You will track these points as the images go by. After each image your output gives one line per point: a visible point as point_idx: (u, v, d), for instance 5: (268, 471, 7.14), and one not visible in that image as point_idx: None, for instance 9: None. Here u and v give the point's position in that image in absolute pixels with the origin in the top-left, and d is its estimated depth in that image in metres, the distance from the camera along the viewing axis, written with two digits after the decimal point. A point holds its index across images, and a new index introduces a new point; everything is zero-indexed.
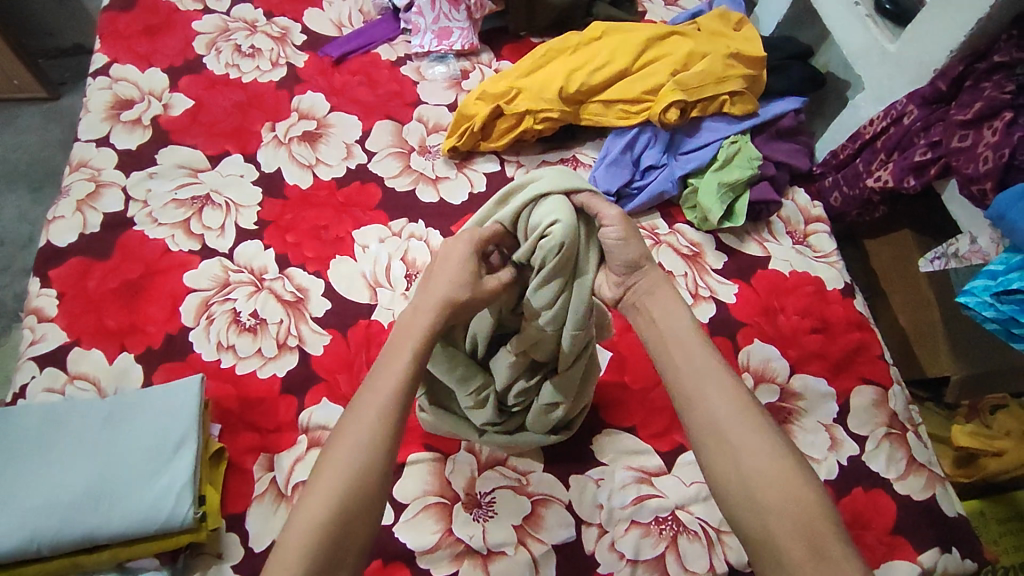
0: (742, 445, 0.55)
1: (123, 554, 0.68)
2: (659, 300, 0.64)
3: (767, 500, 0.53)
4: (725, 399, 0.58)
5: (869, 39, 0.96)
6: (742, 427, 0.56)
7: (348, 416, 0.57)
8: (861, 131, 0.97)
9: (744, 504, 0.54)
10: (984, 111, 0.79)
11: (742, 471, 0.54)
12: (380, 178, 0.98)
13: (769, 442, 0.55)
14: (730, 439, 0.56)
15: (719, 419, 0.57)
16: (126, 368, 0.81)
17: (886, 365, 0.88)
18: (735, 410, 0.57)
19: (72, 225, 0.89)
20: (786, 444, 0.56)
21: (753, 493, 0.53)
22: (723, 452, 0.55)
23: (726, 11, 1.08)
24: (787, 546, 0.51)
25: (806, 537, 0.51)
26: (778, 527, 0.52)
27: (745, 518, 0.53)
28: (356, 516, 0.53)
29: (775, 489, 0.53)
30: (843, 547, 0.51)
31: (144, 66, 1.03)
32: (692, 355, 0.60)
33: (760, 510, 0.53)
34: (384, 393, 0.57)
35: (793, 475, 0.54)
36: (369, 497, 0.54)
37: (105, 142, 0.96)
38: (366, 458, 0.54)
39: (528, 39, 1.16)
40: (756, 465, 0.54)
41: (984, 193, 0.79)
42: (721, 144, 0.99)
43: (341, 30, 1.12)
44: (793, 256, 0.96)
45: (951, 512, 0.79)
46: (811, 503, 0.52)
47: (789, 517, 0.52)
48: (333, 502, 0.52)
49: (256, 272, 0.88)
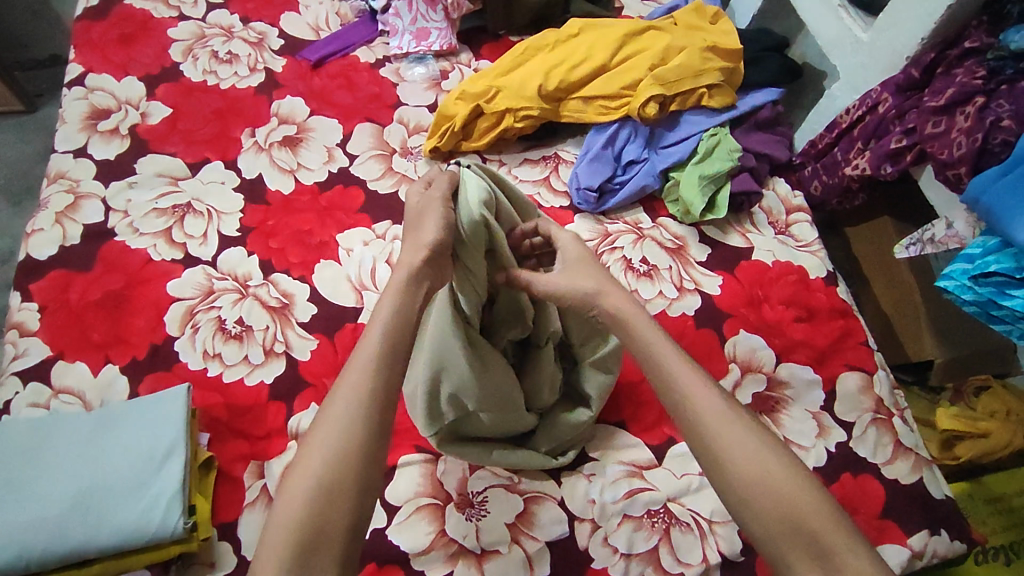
0: (732, 460, 0.54)
1: (113, 567, 0.68)
2: (624, 321, 0.63)
3: (766, 511, 0.52)
4: (708, 412, 0.56)
5: (843, 29, 0.97)
6: (729, 440, 0.55)
7: (325, 404, 0.55)
8: (839, 120, 0.98)
9: (749, 521, 0.53)
10: (956, 96, 0.80)
11: (738, 486, 0.53)
12: (362, 181, 0.98)
13: (759, 450, 0.54)
14: (719, 449, 0.55)
15: (707, 428, 0.56)
16: (111, 380, 0.80)
17: (870, 351, 0.89)
18: (720, 423, 0.55)
19: (52, 237, 0.88)
20: (776, 445, 0.55)
21: (754, 508, 0.52)
22: (716, 470, 0.55)
23: (702, 5, 1.09)
24: (790, 548, 0.51)
25: (811, 542, 0.51)
26: (783, 537, 0.51)
27: (752, 533, 0.53)
28: (330, 513, 0.50)
29: (773, 499, 0.52)
30: (846, 542, 0.51)
31: (120, 75, 1.03)
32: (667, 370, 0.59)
33: (764, 524, 0.52)
34: (360, 377, 0.55)
35: (790, 477, 0.53)
36: (345, 486, 0.51)
37: (83, 153, 0.95)
38: (342, 445, 0.52)
39: (507, 37, 1.16)
40: (750, 478, 0.53)
41: (958, 178, 0.80)
42: (700, 137, 0.99)
43: (319, 34, 1.12)
44: (776, 246, 0.97)
45: (938, 494, 0.80)
46: (810, 505, 0.52)
47: (792, 526, 0.51)
48: (305, 494, 0.50)
49: (240, 279, 0.88)
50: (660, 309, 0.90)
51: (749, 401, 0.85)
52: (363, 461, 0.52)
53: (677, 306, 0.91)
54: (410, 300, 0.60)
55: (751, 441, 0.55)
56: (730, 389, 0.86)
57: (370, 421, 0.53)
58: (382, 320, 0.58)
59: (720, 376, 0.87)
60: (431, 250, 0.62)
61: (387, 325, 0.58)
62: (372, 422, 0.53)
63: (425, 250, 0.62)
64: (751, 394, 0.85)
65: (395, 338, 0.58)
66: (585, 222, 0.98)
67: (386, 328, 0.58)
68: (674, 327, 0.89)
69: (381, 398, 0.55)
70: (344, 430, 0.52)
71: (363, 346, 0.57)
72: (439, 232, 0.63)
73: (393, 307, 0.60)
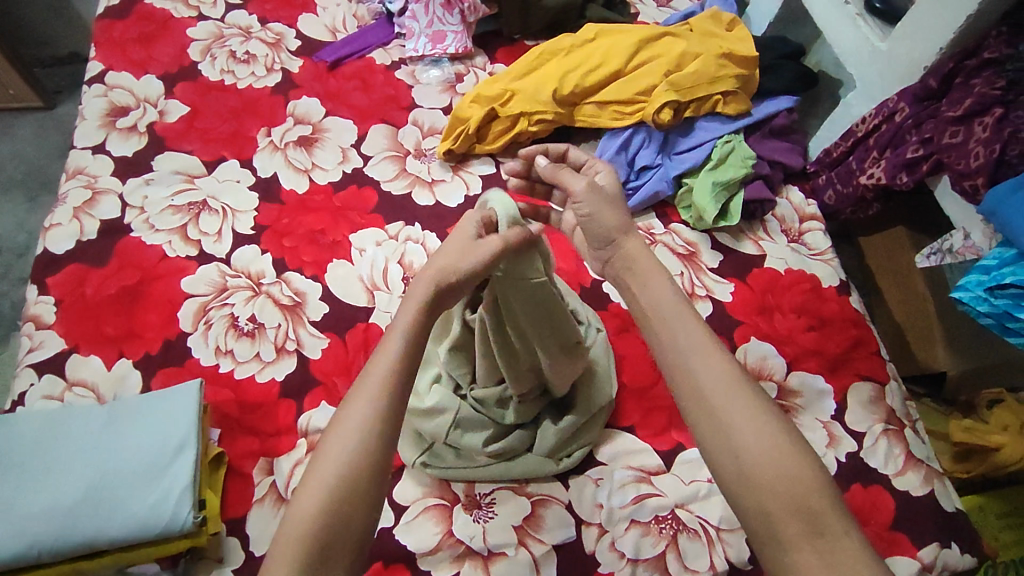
0: (731, 422, 0.52)
1: (124, 559, 0.68)
2: (638, 274, 0.64)
3: (760, 477, 0.49)
4: (712, 375, 0.54)
5: (860, 38, 0.97)
6: (729, 401, 0.53)
7: (342, 405, 0.55)
8: (854, 129, 0.98)
9: (739, 490, 0.50)
10: (975, 107, 0.80)
11: (733, 446, 0.51)
12: (376, 182, 0.98)
13: (762, 416, 0.52)
14: (718, 411, 0.52)
15: (709, 390, 0.54)
16: (125, 374, 0.81)
17: (882, 361, 0.89)
18: (725, 383, 0.54)
19: (69, 232, 0.89)
20: (780, 417, 0.53)
21: (748, 473, 0.50)
22: (712, 431, 0.52)
23: (718, 12, 1.09)
24: (782, 520, 0.48)
25: (805, 517, 0.48)
26: (774, 506, 0.48)
27: (738, 498, 0.50)
28: (342, 523, 0.51)
29: (770, 467, 0.49)
30: (842, 522, 0.48)
31: (139, 73, 1.04)
32: (675, 327, 0.58)
33: (754, 489, 0.49)
34: (378, 379, 0.55)
35: (789, 447, 0.51)
36: (357, 490, 0.52)
37: (101, 149, 0.96)
38: (357, 452, 0.52)
39: (522, 41, 1.17)
40: (749, 441, 0.51)
41: (975, 189, 0.79)
42: (714, 144, 0.99)
43: (335, 35, 1.13)
44: (788, 254, 0.96)
45: (950, 507, 0.79)
46: (809, 481, 0.49)
47: (787, 498, 0.48)
48: (321, 499, 0.50)
49: (253, 277, 0.89)
50: None
51: None
52: (375, 464, 0.53)
53: None
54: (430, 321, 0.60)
55: (752, 406, 0.53)
56: None
57: (384, 424, 0.54)
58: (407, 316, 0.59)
59: None
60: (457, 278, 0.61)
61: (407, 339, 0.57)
62: (386, 426, 0.54)
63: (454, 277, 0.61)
64: None
65: (415, 340, 0.58)
66: None
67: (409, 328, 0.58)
68: None
69: (396, 401, 0.55)
70: (358, 433, 0.53)
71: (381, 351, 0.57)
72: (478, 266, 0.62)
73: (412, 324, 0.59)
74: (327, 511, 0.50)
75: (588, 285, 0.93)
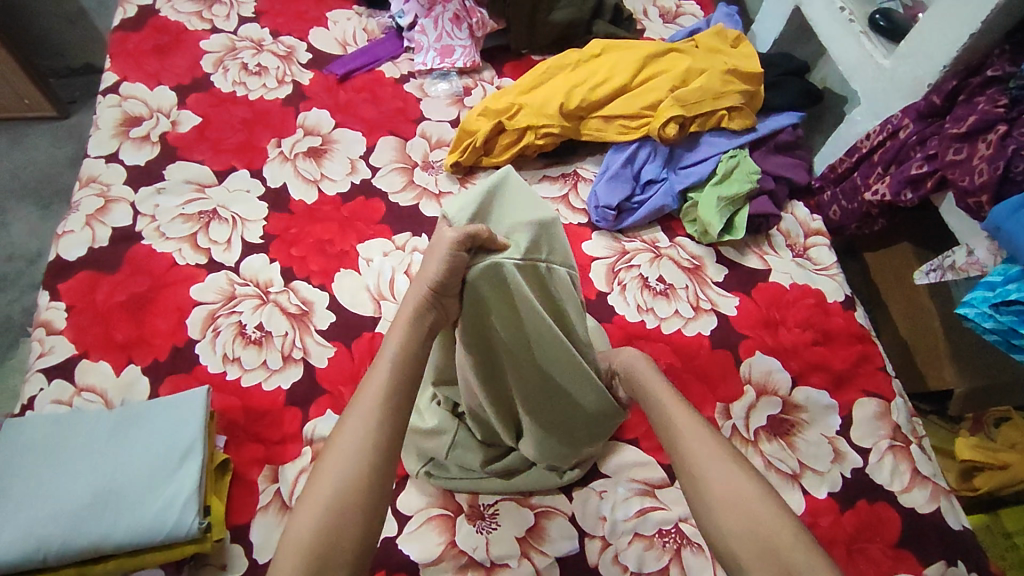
0: (707, 478, 0.60)
1: (128, 564, 0.69)
2: (635, 379, 0.72)
3: (732, 529, 0.57)
4: (694, 442, 0.63)
5: (863, 55, 0.98)
6: (707, 462, 0.61)
7: (337, 426, 0.60)
8: (858, 145, 0.98)
9: (719, 540, 0.58)
10: (977, 124, 0.80)
11: (710, 501, 0.59)
12: (384, 193, 0.99)
13: (734, 472, 0.60)
14: (697, 471, 0.61)
15: (690, 453, 0.62)
16: (133, 380, 0.82)
17: (888, 377, 0.88)
18: (703, 447, 0.62)
19: (81, 239, 0.90)
20: (751, 470, 0.60)
21: (719, 521, 0.58)
22: (693, 490, 0.60)
23: (723, 28, 1.10)
24: (751, 562, 0.55)
25: (772, 557, 0.54)
26: (744, 550, 0.56)
27: (718, 546, 0.58)
28: (341, 533, 0.54)
29: (739, 514, 0.57)
30: (805, 556, 0.54)
31: (153, 85, 1.05)
32: (666, 408, 0.67)
33: (729, 541, 0.57)
34: (367, 409, 0.60)
35: (757, 497, 0.58)
36: (357, 501, 0.56)
37: (114, 158, 0.98)
38: (353, 466, 0.57)
39: (529, 56, 1.18)
40: (719, 492, 0.59)
41: (979, 206, 0.80)
42: (719, 159, 1.00)
43: (345, 48, 1.14)
44: (793, 269, 0.97)
45: (956, 524, 0.78)
46: (774, 524, 0.56)
47: (754, 540, 0.55)
48: (319, 513, 0.55)
49: (261, 285, 0.90)
50: (676, 328, 0.91)
51: (763, 423, 0.85)
52: (372, 484, 0.57)
53: (692, 326, 0.91)
54: (415, 335, 0.65)
55: (724, 464, 0.60)
56: (743, 412, 0.85)
57: (377, 449, 0.59)
58: (390, 351, 0.64)
59: (734, 398, 0.86)
60: (434, 285, 0.63)
61: (392, 367, 0.63)
62: (380, 451, 0.59)
63: (427, 288, 0.64)
64: (766, 417, 0.85)
65: (400, 371, 0.63)
66: (602, 240, 0.98)
67: (392, 366, 0.63)
68: (689, 347, 0.89)
69: (388, 424, 0.60)
70: (353, 459, 0.57)
71: (370, 381, 0.62)
72: (441, 274, 0.63)
73: (399, 343, 0.65)
74: (326, 523, 0.54)
75: (593, 298, 0.93)
